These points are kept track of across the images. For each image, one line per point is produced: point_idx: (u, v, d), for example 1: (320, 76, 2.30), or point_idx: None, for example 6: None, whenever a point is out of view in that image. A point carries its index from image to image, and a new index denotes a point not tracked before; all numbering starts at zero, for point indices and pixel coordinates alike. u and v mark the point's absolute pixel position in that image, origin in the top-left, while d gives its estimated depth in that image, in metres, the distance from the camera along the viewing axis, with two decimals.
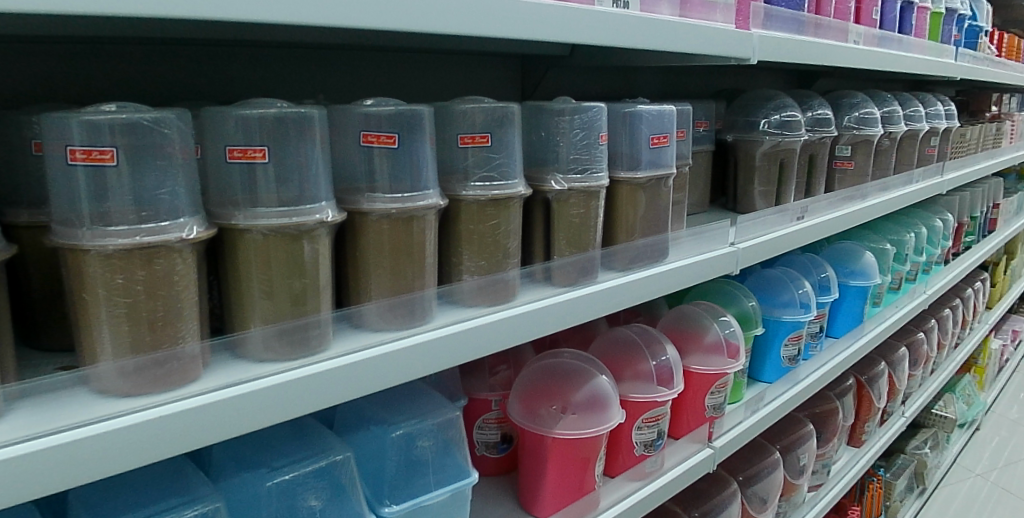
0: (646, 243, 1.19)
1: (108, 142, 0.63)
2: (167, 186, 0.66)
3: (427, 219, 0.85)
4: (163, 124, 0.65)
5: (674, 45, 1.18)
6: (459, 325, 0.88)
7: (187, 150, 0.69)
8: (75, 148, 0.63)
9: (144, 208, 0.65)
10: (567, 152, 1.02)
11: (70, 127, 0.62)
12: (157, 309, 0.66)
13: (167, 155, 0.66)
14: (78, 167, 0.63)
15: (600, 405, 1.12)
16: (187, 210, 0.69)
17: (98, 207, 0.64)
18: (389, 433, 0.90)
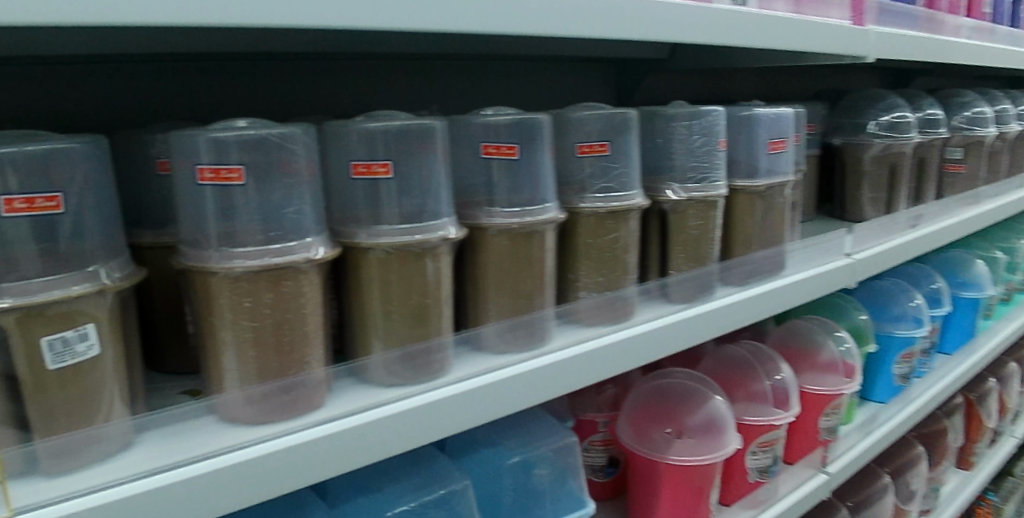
0: (764, 256, 1.10)
1: (236, 160, 0.60)
2: (293, 204, 0.63)
3: (547, 234, 0.80)
4: (289, 139, 0.62)
5: (797, 41, 1.09)
6: (580, 347, 0.83)
7: (312, 167, 0.66)
8: (203, 166, 0.60)
9: (272, 227, 0.62)
10: (684, 160, 0.97)
11: (198, 145, 0.60)
12: (284, 334, 0.63)
13: (293, 172, 0.63)
14: (206, 187, 0.60)
15: (717, 429, 1.04)
16: (312, 229, 0.65)
17: (226, 228, 0.61)
18: (504, 459, 0.85)
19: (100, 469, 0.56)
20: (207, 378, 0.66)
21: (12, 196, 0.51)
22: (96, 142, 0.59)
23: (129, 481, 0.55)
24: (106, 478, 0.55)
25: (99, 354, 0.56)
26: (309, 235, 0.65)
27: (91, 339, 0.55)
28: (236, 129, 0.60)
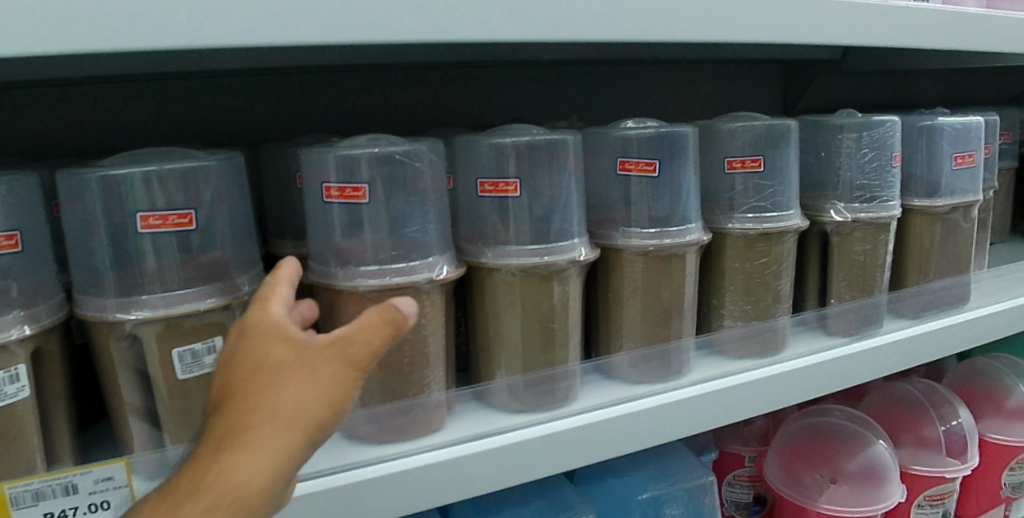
0: (944, 286, 0.96)
1: (362, 179, 0.59)
2: (420, 222, 0.62)
3: (688, 258, 0.74)
4: (414, 156, 0.61)
5: (1005, 37, 0.92)
6: (721, 382, 0.76)
7: (438, 183, 0.64)
8: (331, 184, 0.60)
9: (398, 246, 0.61)
10: (851, 177, 0.87)
11: (328, 162, 0.60)
12: (404, 354, 0.62)
13: (419, 190, 0.62)
14: (334, 205, 0.60)
15: (879, 477, 0.92)
16: (438, 247, 0.64)
17: (353, 247, 0.61)
18: (636, 494, 0.79)
19: None
20: None
21: (148, 213, 0.55)
22: (232, 159, 0.61)
23: None
24: None
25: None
26: (433, 254, 0.63)
27: (217, 352, 0.58)
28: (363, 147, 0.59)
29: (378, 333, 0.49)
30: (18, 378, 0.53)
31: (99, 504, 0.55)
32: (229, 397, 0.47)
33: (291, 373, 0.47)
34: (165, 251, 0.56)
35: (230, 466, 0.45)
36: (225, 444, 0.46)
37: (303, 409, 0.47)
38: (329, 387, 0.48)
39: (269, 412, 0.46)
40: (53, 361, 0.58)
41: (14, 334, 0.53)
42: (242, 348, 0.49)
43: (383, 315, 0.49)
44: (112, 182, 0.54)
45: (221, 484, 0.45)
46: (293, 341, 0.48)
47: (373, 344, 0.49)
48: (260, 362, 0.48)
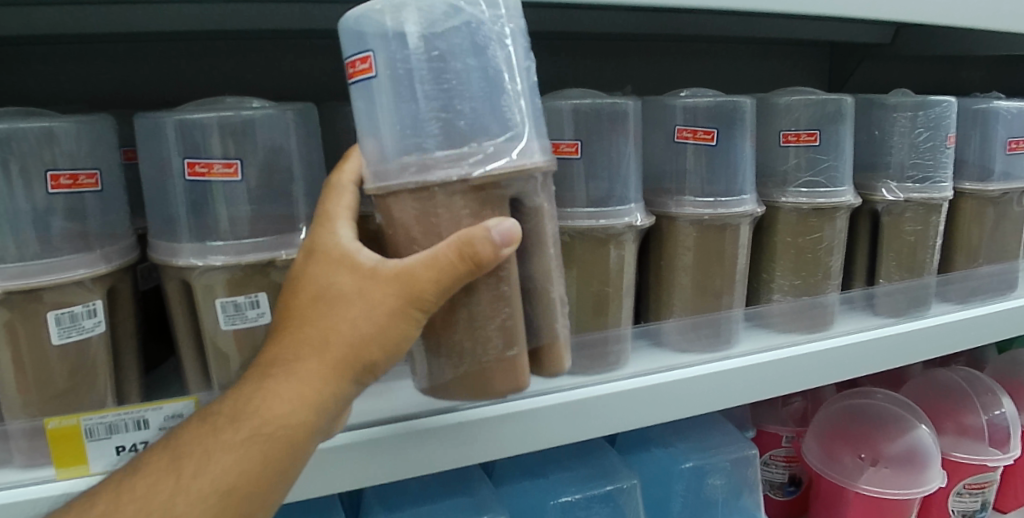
0: (994, 273, 0.94)
1: (384, 44, 0.47)
2: (453, 96, 0.47)
3: (742, 229, 0.74)
4: (429, 9, 0.46)
5: None
6: (771, 355, 0.75)
7: (475, 40, 0.47)
8: (349, 58, 0.49)
9: (458, 128, 0.47)
10: (903, 157, 0.87)
11: (368, 26, 0.47)
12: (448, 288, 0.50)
13: (484, 53, 0.47)
14: (355, 86, 0.50)
15: (921, 462, 0.91)
16: (490, 129, 0.48)
17: (376, 135, 0.49)
18: (679, 464, 0.79)
19: None
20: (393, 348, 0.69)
21: (195, 159, 0.56)
22: (307, 111, 0.62)
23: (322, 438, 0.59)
24: None
25: (271, 321, 0.59)
26: (481, 139, 0.48)
27: (261, 307, 0.58)
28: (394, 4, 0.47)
29: (457, 258, 0.46)
30: (95, 313, 0.56)
31: None
32: (288, 322, 0.48)
33: (355, 300, 0.47)
34: (235, 199, 0.57)
35: (277, 391, 0.47)
36: (277, 372, 0.48)
37: (344, 344, 0.47)
38: (385, 323, 0.47)
39: (327, 340, 0.47)
40: (125, 301, 0.61)
41: (87, 272, 0.55)
42: (309, 270, 0.49)
43: (473, 239, 0.46)
44: (188, 129, 0.56)
45: (263, 411, 0.47)
46: (360, 270, 0.48)
47: (445, 269, 0.47)
48: (323, 288, 0.48)
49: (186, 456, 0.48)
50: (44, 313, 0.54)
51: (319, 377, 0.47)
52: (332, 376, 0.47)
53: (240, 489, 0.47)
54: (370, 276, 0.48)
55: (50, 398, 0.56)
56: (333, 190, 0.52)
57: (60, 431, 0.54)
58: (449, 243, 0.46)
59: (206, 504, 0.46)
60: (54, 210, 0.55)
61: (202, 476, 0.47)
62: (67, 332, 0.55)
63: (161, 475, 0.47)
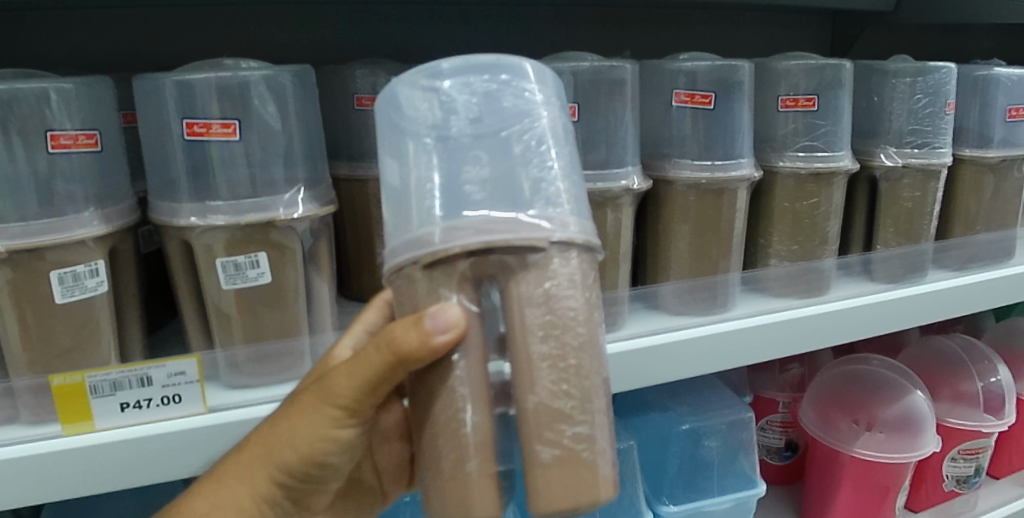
0: (992, 240, 0.94)
1: (420, 121, 0.41)
2: (495, 163, 0.40)
3: (739, 193, 0.74)
4: (465, 72, 0.41)
5: None
6: (767, 318, 0.75)
7: (518, 103, 0.41)
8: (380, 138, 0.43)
9: (503, 198, 0.40)
10: (902, 122, 0.87)
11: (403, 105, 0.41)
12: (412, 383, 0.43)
13: (531, 123, 0.41)
14: (384, 163, 0.43)
15: (916, 427, 0.92)
16: (534, 202, 0.40)
17: (402, 212, 0.41)
18: (676, 426, 0.80)
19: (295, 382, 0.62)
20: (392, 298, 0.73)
21: (193, 120, 0.57)
22: (304, 73, 0.62)
23: None
24: None
25: (271, 281, 0.59)
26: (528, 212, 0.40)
27: (261, 267, 0.59)
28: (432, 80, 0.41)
29: (386, 353, 0.41)
30: (98, 273, 0.57)
31: (171, 398, 0.58)
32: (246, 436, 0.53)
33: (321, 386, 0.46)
34: (232, 159, 0.58)
35: (203, 486, 0.50)
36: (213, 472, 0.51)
37: (264, 440, 0.49)
38: (318, 423, 0.47)
39: (267, 437, 0.49)
40: (126, 262, 0.62)
41: (90, 231, 0.56)
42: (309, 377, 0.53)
43: (402, 329, 0.40)
44: (185, 89, 0.57)
45: (192, 502, 0.49)
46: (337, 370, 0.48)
47: (371, 366, 0.43)
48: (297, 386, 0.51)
49: None
50: (46, 271, 0.54)
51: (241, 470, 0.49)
52: (265, 473, 0.49)
53: None
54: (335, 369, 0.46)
55: (54, 356, 0.56)
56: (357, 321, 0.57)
57: (66, 387, 0.55)
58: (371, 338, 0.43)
59: None
60: (53, 171, 0.55)
61: None
62: (70, 291, 0.56)
63: None
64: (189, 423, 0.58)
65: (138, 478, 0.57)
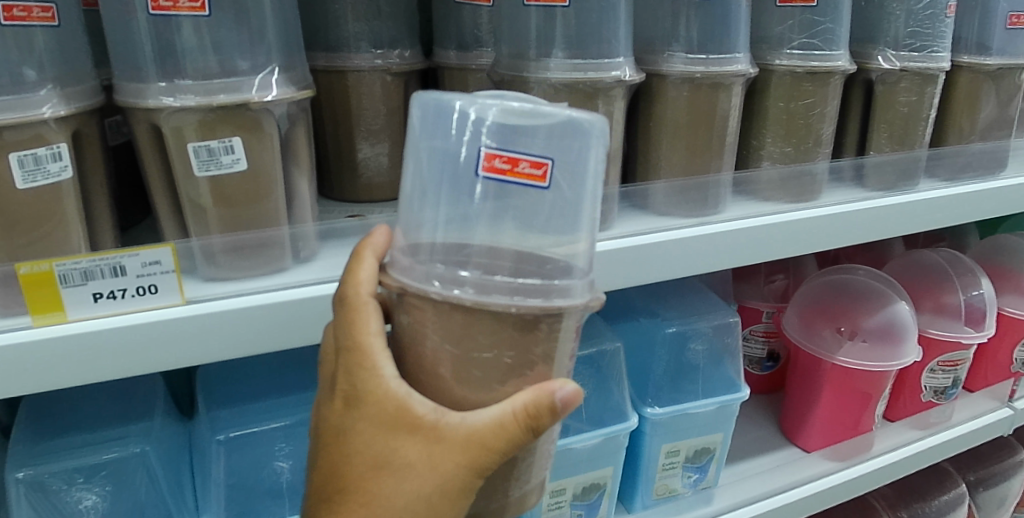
0: (985, 149, 0.93)
1: (544, 151, 0.42)
2: (539, 209, 0.42)
3: (734, 90, 0.72)
4: (527, 136, 0.41)
5: None
6: (759, 220, 0.74)
7: (577, 162, 0.43)
8: (491, 151, 0.41)
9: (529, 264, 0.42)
10: (902, 24, 0.84)
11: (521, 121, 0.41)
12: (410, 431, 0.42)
13: (566, 197, 0.43)
14: (494, 180, 0.41)
15: (898, 336, 0.92)
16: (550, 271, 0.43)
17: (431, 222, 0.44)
18: (662, 329, 0.81)
19: (279, 276, 0.60)
20: (340, 185, 0.75)
21: None
22: None
23: (305, 286, 0.59)
24: (283, 282, 0.60)
25: (246, 168, 0.57)
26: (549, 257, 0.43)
27: (236, 153, 0.56)
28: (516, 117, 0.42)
29: (476, 475, 0.42)
30: (61, 157, 0.53)
31: (147, 288, 0.54)
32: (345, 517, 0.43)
33: (411, 472, 0.42)
34: (201, 39, 0.54)
35: None
36: None
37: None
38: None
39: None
40: (92, 146, 0.59)
41: (49, 111, 0.52)
42: (360, 435, 0.43)
43: (546, 398, 0.41)
44: None
45: None
46: (422, 431, 0.41)
47: (465, 500, 0.43)
48: (351, 472, 0.43)
49: None
50: (6, 152, 0.50)
51: None
52: None
53: None
54: (435, 438, 0.41)
55: (21, 246, 0.53)
56: (354, 316, 0.44)
57: (33, 277, 0.51)
58: (518, 409, 0.41)
59: None
60: (5, 44, 0.50)
61: None
62: (32, 176, 0.52)
63: None
64: (167, 313, 0.54)
65: (109, 371, 0.53)
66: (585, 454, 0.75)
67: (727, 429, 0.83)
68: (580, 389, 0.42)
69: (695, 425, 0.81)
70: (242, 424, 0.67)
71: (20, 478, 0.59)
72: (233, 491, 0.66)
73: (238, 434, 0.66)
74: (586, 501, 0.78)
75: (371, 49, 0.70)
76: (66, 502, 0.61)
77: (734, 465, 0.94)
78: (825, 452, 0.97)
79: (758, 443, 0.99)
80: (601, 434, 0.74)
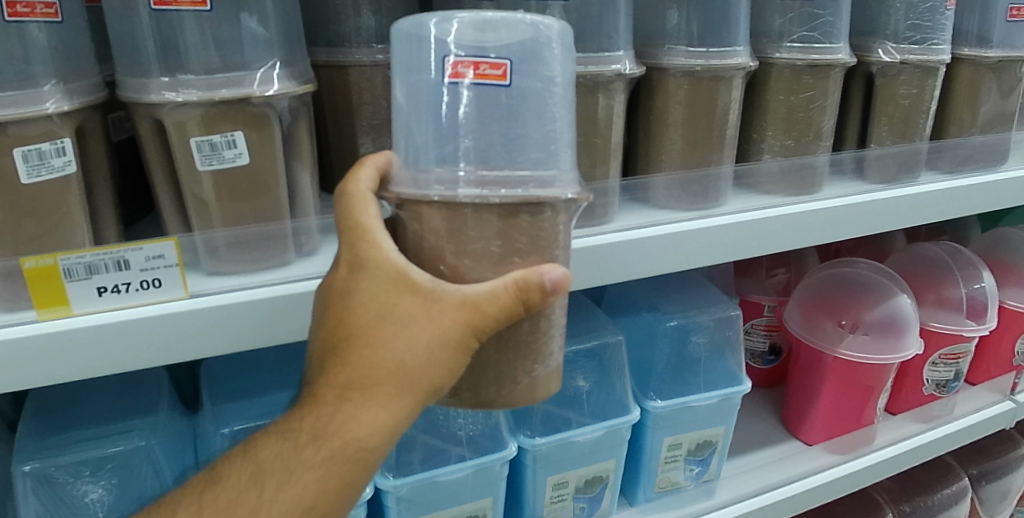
0: (986, 142, 0.93)
1: (500, 52, 0.43)
2: (520, 114, 0.44)
3: (735, 82, 0.72)
4: (498, 43, 0.43)
5: None
6: (759, 212, 0.74)
7: (546, 65, 0.45)
8: (456, 59, 0.43)
9: (515, 167, 0.45)
10: (903, 17, 0.84)
11: (469, 30, 0.43)
12: (406, 292, 0.44)
13: (548, 100, 0.45)
14: (464, 87, 0.43)
15: (900, 329, 0.92)
16: (537, 173, 0.45)
17: (423, 143, 0.46)
18: (663, 322, 0.82)
19: (282, 271, 0.61)
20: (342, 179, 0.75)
21: None
22: None
23: (307, 280, 0.59)
24: (286, 276, 0.60)
25: (249, 163, 0.57)
26: (535, 161, 0.45)
27: (238, 147, 0.56)
28: (477, 25, 0.43)
29: (469, 340, 0.45)
30: (65, 152, 0.54)
31: (151, 282, 0.54)
32: (337, 365, 0.45)
33: (410, 326, 0.44)
34: (204, 34, 0.54)
35: (343, 427, 0.45)
36: (342, 401, 0.45)
37: (368, 375, 0.44)
38: (382, 400, 0.45)
39: (314, 408, 0.46)
40: (96, 142, 0.59)
41: (53, 106, 0.52)
42: (359, 294, 0.45)
43: (535, 278, 0.44)
44: None
45: (347, 438, 0.45)
46: (419, 292, 0.44)
47: (457, 364, 0.46)
48: (352, 325, 0.45)
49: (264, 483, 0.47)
50: (10, 148, 0.51)
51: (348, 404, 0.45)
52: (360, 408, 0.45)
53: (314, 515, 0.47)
54: (432, 299, 0.44)
55: (25, 242, 0.53)
56: (355, 201, 0.46)
57: (38, 270, 0.51)
58: (507, 283, 0.44)
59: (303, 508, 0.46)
60: (9, 40, 0.50)
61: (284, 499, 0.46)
62: (36, 170, 0.52)
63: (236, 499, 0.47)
64: (171, 307, 0.55)
65: (114, 365, 0.53)
66: (588, 447, 0.76)
67: (728, 421, 0.84)
68: (566, 273, 0.45)
69: (697, 418, 0.81)
70: (246, 418, 0.67)
71: (27, 471, 0.59)
72: None
73: (242, 428, 0.66)
74: (589, 494, 0.78)
75: (372, 44, 0.70)
76: (71, 495, 0.61)
77: (736, 458, 0.94)
78: (826, 445, 0.97)
79: (760, 437, 1.00)
80: (604, 426, 0.75)
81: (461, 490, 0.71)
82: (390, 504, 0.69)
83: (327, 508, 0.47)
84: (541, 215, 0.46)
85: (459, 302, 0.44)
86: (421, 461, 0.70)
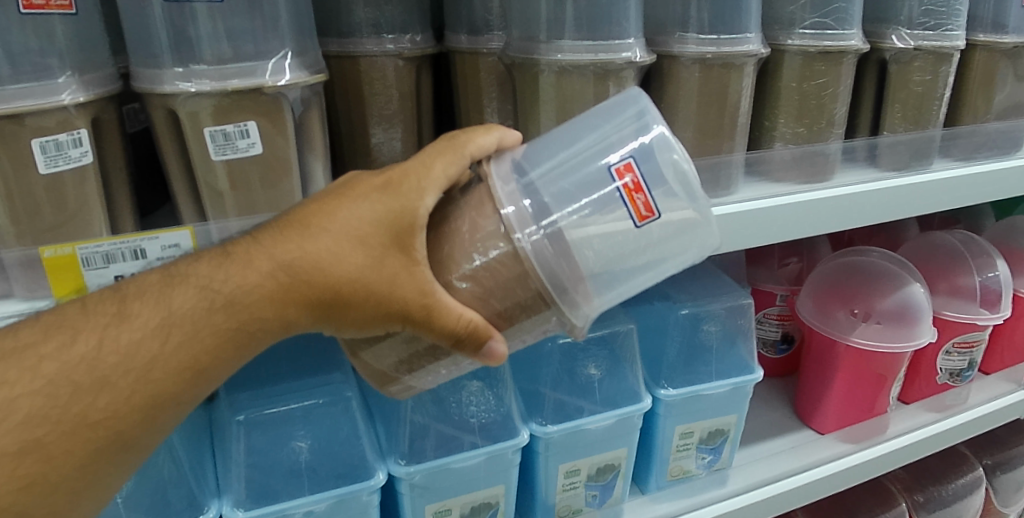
0: (1000, 129, 0.92)
1: (660, 204, 0.46)
2: (623, 239, 0.46)
3: (746, 70, 0.72)
4: (665, 189, 0.46)
5: None
6: (772, 199, 0.73)
7: (680, 239, 0.48)
8: (634, 171, 0.46)
9: (572, 269, 0.46)
10: (916, 2, 0.83)
11: (662, 171, 0.46)
12: (388, 235, 0.45)
13: (647, 260, 0.48)
14: (615, 188, 0.46)
15: (912, 317, 0.92)
16: (582, 279, 0.47)
17: (549, 159, 0.49)
18: (674, 311, 0.82)
19: None
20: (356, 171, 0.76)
21: None
22: None
23: None
24: None
25: (262, 152, 0.58)
26: (591, 274, 0.47)
27: (252, 137, 0.57)
28: (669, 165, 0.46)
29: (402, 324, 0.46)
30: (81, 143, 0.54)
31: None
32: (302, 255, 0.45)
33: (373, 270, 0.45)
34: (216, 25, 0.54)
35: (258, 306, 0.45)
36: (279, 289, 0.45)
37: (314, 279, 0.45)
38: (306, 307, 0.46)
39: (244, 270, 0.45)
40: (111, 134, 0.60)
41: (69, 98, 0.52)
42: (361, 211, 0.46)
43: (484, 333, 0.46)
44: None
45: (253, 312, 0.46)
46: (407, 251, 0.45)
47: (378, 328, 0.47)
48: (333, 226, 0.45)
49: (160, 326, 0.46)
50: (27, 139, 0.51)
51: (281, 293, 0.45)
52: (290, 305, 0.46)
53: (165, 372, 0.46)
54: (409, 265, 0.45)
55: (43, 232, 0.54)
56: (448, 147, 0.48)
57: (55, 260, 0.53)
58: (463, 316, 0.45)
59: (164, 360, 0.46)
60: (25, 33, 0.50)
61: (156, 349, 0.45)
62: (53, 160, 0.53)
63: (124, 323, 0.46)
64: None
65: None
66: (600, 435, 0.76)
67: (740, 408, 0.84)
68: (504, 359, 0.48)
69: (710, 406, 0.82)
70: (262, 405, 0.68)
71: None
72: (254, 473, 0.67)
73: (259, 415, 0.67)
74: (601, 481, 0.79)
75: (383, 34, 0.70)
76: None
77: (748, 447, 0.94)
78: (839, 434, 0.97)
79: (773, 426, 1.00)
80: (614, 415, 0.75)
81: (474, 477, 0.72)
82: (404, 491, 0.70)
83: (190, 377, 0.47)
84: (541, 310, 0.48)
85: (424, 286, 0.45)
86: (434, 448, 0.70)
